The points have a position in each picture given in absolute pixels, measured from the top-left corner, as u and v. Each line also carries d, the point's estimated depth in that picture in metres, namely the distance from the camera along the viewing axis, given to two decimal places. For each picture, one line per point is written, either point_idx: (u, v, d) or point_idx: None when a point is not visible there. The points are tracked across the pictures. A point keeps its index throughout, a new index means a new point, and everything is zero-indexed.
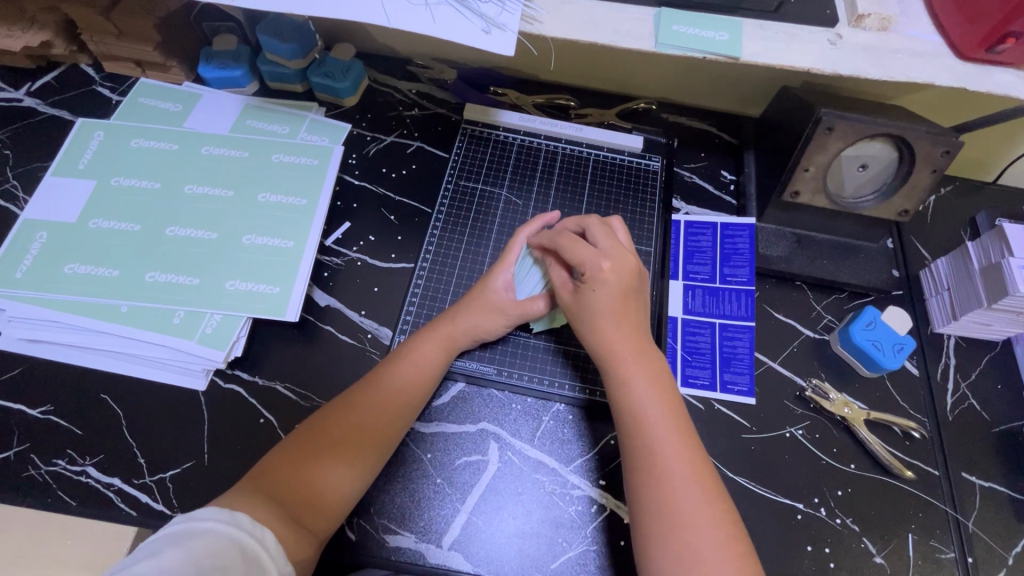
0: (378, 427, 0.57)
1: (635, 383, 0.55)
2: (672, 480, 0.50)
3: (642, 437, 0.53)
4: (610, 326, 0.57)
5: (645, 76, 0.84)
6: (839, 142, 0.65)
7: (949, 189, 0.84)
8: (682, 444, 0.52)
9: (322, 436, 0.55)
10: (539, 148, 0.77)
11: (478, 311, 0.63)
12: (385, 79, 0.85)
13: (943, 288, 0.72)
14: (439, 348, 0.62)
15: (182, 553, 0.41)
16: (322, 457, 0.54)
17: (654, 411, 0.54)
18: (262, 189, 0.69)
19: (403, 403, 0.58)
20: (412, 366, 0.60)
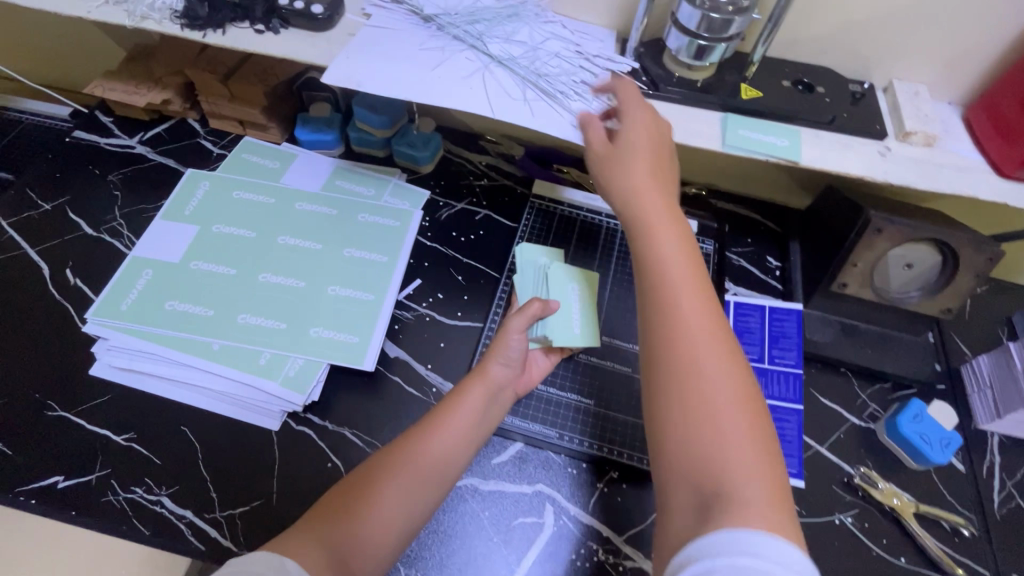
0: (428, 474, 0.55)
1: (666, 242, 0.54)
2: (704, 345, 0.47)
3: (673, 301, 0.50)
4: (662, 233, 0.54)
5: (697, 165, 0.91)
6: (886, 243, 0.70)
7: (984, 289, 0.88)
8: (720, 346, 0.48)
9: (370, 479, 0.53)
10: (600, 225, 0.83)
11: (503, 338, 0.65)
12: (458, 151, 0.93)
13: (985, 385, 0.74)
14: (482, 394, 0.62)
15: None
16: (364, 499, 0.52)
17: (685, 278, 0.51)
18: (348, 245, 0.75)
19: (452, 452, 0.57)
20: (461, 415, 0.59)
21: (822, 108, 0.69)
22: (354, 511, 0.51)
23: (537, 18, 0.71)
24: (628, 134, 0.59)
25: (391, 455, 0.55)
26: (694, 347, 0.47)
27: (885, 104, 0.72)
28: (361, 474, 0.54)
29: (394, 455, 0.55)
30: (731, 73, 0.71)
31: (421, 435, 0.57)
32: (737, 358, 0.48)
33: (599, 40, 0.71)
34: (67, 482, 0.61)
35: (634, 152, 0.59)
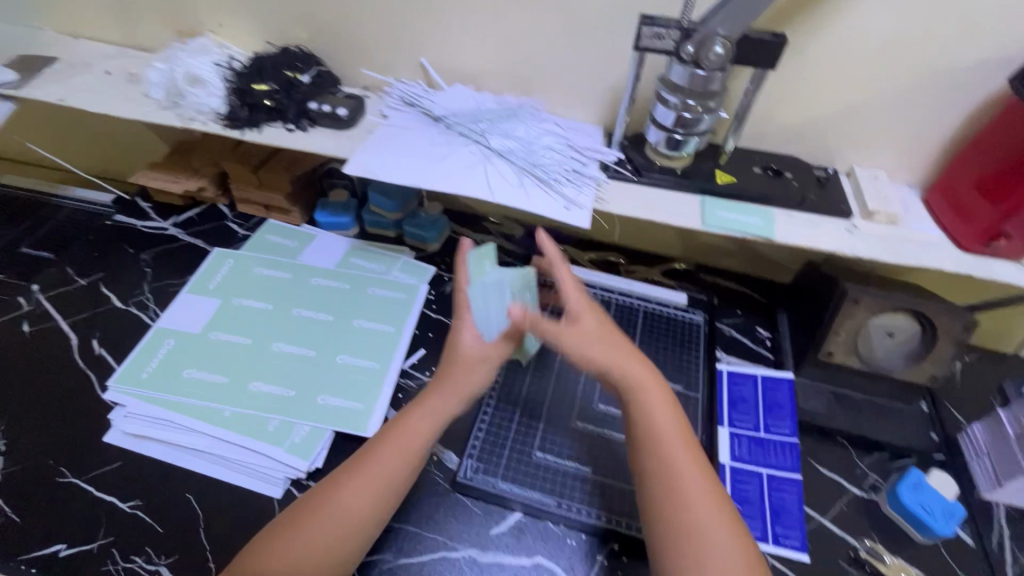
0: (357, 502, 0.56)
1: (655, 405, 0.61)
2: (692, 488, 0.56)
3: (661, 449, 0.58)
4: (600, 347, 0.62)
5: (685, 243, 0.98)
6: (865, 313, 0.74)
7: (972, 358, 0.91)
8: (692, 456, 0.58)
9: (293, 517, 0.56)
10: (595, 297, 0.88)
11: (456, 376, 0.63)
12: (463, 230, 1.01)
13: (982, 452, 0.75)
14: (428, 418, 0.62)
15: None
16: (285, 535, 0.54)
17: (674, 430, 0.60)
18: (357, 316, 0.80)
19: (377, 482, 0.58)
20: (401, 440, 0.60)
21: (792, 192, 0.76)
22: (276, 544, 0.54)
23: (533, 118, 0.80)
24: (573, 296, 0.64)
25: (325, 488, 0.57)
26: (682, 474, 0.57)
27: (849, 188, 0.79)
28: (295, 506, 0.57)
29: (329, 489, 0.57)
30: (706, 161, 0.79)
31: (353, 466, 0.59)
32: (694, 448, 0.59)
33: (588, 135, 0.81)
34: (70, 549, 0.61)
35: (564, 263, 0.67)
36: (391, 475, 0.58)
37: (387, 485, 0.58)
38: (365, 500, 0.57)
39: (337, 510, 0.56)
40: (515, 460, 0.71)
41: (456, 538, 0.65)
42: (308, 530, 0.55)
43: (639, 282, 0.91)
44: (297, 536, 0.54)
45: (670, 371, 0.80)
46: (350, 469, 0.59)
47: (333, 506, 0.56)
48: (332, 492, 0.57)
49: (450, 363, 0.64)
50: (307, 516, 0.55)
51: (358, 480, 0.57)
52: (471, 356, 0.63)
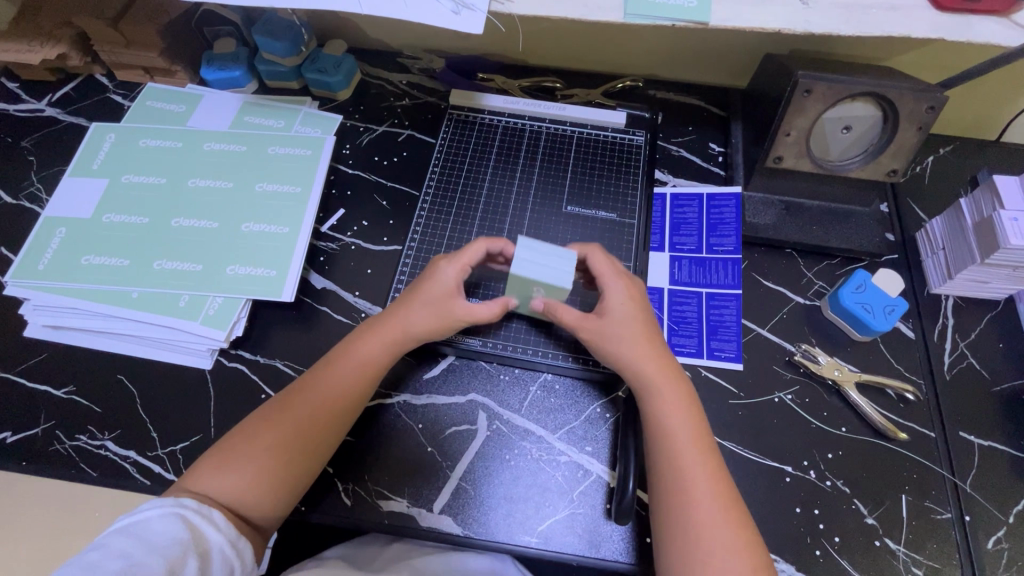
0: (312, 432, 0.56)
1: (672, 404, 0.57)
2: (697, 476, 0.53)
3: (674, 455, 0.55)
4: (640, 346, 0.59)
5: (630, 54, 0.85)
6: (819, 105, 0.64)
7: (948, 149, 0.83)
8: (714, 475, 0.54)
9: (233, 445, 0.55)
10: (523, 129, 0.78)
11: (420, 304, 0.62)
12: (377, 72, 0.89)
13: (938, 247, 0.70)
14: (379, 344, 0.61)
15: (131, 539, 0.45)
16: (227, 461, 0.54)
17: (689, 435, 0.56)
18: (260, 180, 0.74)
19: (342, 403, 0.58)
20: (350, 366, 0.60)
21: None
22: (229, 459, 0.54)
23: None
24: (613, 286, 0.62)
25: (272, 410, 0.57)
26: (694, 476, 0.53)
27: None
28: (246, 425, 0.57)
29: (274, 413, 0.57)
30: None
31: (303, 392, 0.58)
32: (710, 449, 0.56)
33: None
34: (15, 436, 0.63)
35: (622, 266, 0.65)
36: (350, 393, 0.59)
37: (347, 406, 0.58)
38: (327, 420, 0.57)
39: (284, 439, 0.55)
40: None
41: (390, 385, 0.66)
42: (256, 453, 0.54)
43: (573, 106, 0.79)
44: (239, 460, 0.54)
45: (601, 200, 0.73)
46: (279, 409, 0.57)
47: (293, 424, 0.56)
48: (277, 422, 0.56)
49: (396, 312, 0.62)
50: (262, 437, 0.55)
51: (313, 398, 0.58)
52: (435, 303, 0.61)
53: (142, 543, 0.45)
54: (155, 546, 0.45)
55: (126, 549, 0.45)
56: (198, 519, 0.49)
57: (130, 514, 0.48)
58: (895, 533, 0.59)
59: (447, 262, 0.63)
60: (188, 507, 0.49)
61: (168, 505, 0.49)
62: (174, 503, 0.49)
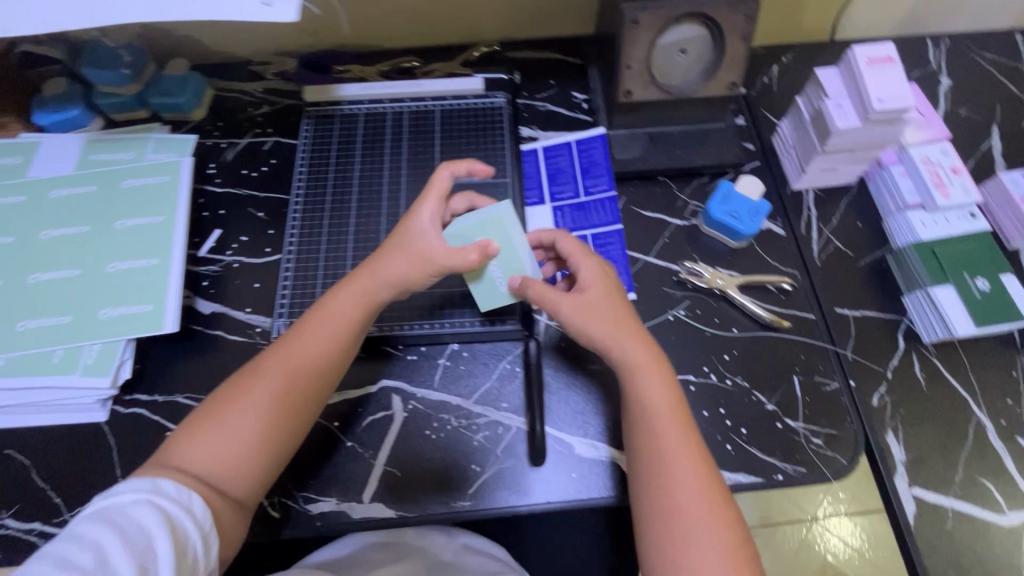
0: (295, 397, 0.54)
1: (636, 389, 0.55)
2: (676, 460, 0.52)
3: (650, 439, 0.53)
4: (600, 329, 0.57)
5: (478, 19, 0.85)
6: (649, 34, 0.67)
7: (789, 57, 0.88)
8: (693, 458, 0.52)
9: (204, 416, 0.52)
10: (385, 112, 0.77)
11: (399, 252, 0.58)
12: (229, 85, 0.86)
13: (790, 146, 0.76)
14: (352, 298, 0.58)
15: (101, 529, 0.41)
16: (200, 432, 0.51)
17: (667, 417, 0.54)
18: (119, 217, 0.70)
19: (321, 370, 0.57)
20: (333, 322, 0.58)
21: None
22: (199, 437, 0.51)
23: None
24: (586, 265, 0.60)
25: (238, 382, 0.54)
26: (671, 460, 0.52)
27: None
28: (219, 393, 0.54)
29: (252, 381, 0.54)
30: None
31: (282, 354, 0.56)
32: (688, 430, 0.54)
33: None
34: None
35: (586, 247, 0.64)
36: (337, 353, 0.57)
37: (328, 363, 0.57)
38: (306, 379, 0.55)
39: (262, 403, 0.53)
40: None
41: None
42: (234, 422, 0.52)
43: (430, 81, 0.79)
44: (220, 429, 0.51)
45: None
46: (250, 376, 0.55)
47: (278, 390, 0.54)
48: (239, 393, 0.53)
49: (366, 266, 0.60)
50: (236, 402, 0.53)
51: (287, 359, 0.55)
52: (412, 245, 0.58)
53: (117, 532, 0.42)
54: (132, 539, 0.42)
55: (100, 538, 0.41)
56: (168, 521, 0.44)
57: (104, 497, 0.45)
58: (793, 413, 0.64)
59: (422, 202, 0.60)
60: (166, 498, 0.45)
61: (152, 494, 0.45)
62: (150, 492, 0.45)
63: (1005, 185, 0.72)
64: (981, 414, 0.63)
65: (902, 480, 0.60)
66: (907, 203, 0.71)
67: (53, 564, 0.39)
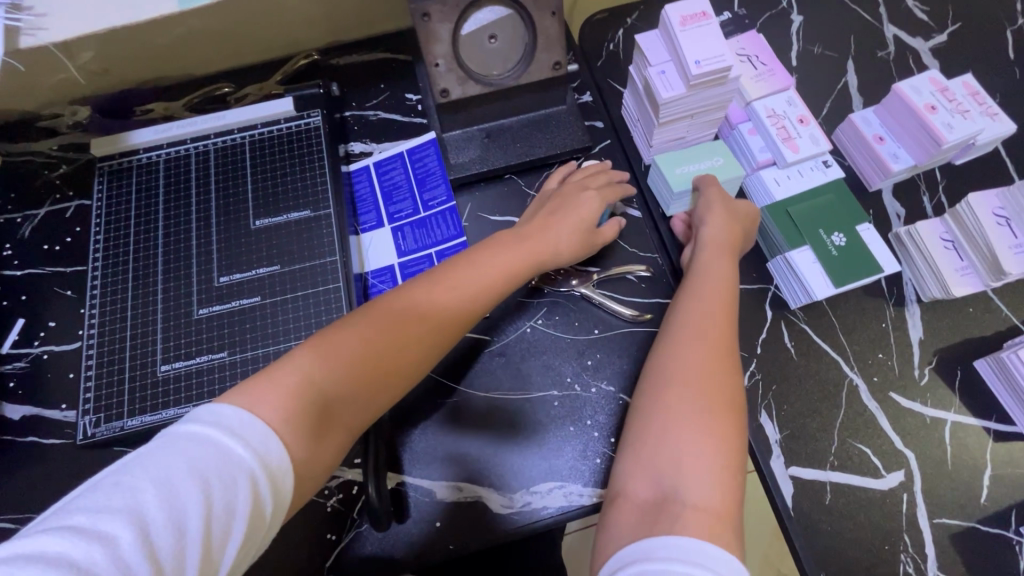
0: (389, 361, 0.48)
1: (693, 336, 0.52)
2: (688, 411, 0.48)
3: (670, 386, 0.50)
4: (716, 266, 0.58)
5: (285, 28, 0.76)
6: (447, 25, 0.60)
7: (636, 15, 0.81)
8: (720, 421, 0.47)
9: (350, 328, 0.48)
10: (188, 154, 0.68)
11: (562, 228, 0.61)
12: (19, 147, 0.76)
13: (635, 119, 0.71)
14: (514, 257, 0.57)
15: (161, 496, 0.33)
16: (327, 348, 0.46)
17: (702, 369, 0.50)
18: None
19: (471, 316, 0.54)
20: (480, 270, 0.55)
21: None
22: (323, 350, 0.46)
23: None
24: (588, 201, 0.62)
25: (422, 308, 0.51)
26: (687, 412, 0.48)
27: None
28: (343, 321, 0.49)
29: (425, 308, 0.51)
30: None
31: (431, 282, 0.53)
32: (730, 396, 0.49)
33: None
34: None
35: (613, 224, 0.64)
36: (482, 299, 0.54)
37: (456, 326, 0.53)
38: (434, 332, 0.51)
39: (364, 350, 0.47)
40: (135, 390, 0.58)
41: None
42: (357, 348, 0.47)
43: (235, 109, 0.70)
44: (318, 358, 0.45)
45: (292, 200, 0.66)
46: (386, 304, 0.51)
47: (397, 334, 0.49)
48: (419, 307, 0.51)
49: (534, 232, 0.60)
50: (344, 335, 0.47)
51: (446, 289, 0.53)
52: (547, 237, 0.60)
53: (158, 503, 0.33)
54: (180, 520, 0.33)
55: (138, 512, 0.32)
56: (266, 466, 0.37)
57: (208, 423, 0.37)
58: None
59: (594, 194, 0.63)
60: (244, 432, 0.37)
61: (222, 431, 0.37)
62: (226, 425, 0.37)
63: (856, 124, 0.69)
64: (853, 374, 0.61)
65: (778, 462, 0.57)
66: (758, 162, 0.67)
67: (105, 548, 0.30)
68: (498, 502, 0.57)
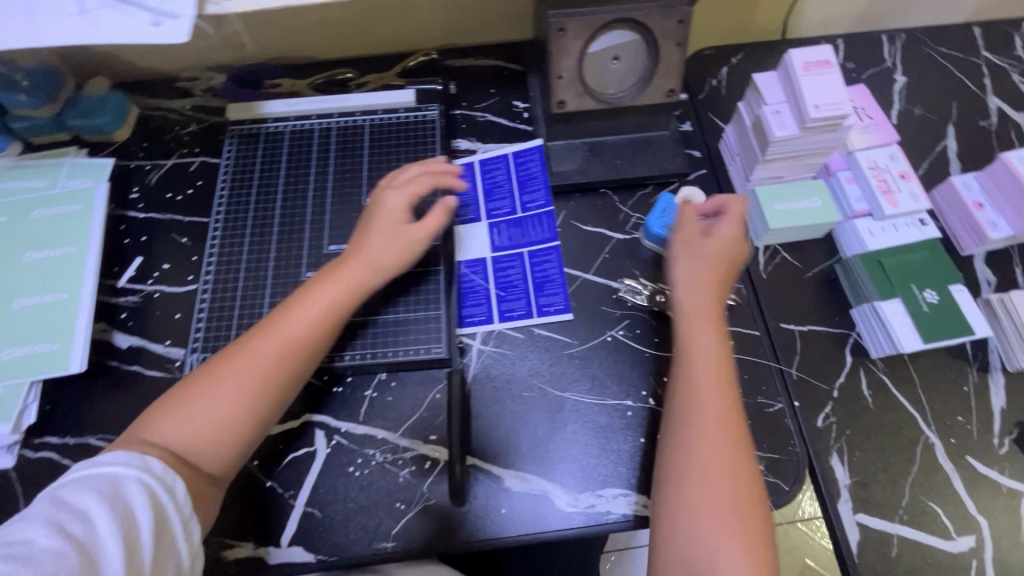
0: (262, 371, 0.52)
1: (709, 397, 0.54)
2: (706, 473, 0.50)
3: (687, 447, 0.52)
4: (700, 337, 0.57)
5: (413, 27, 0.82)
6: (578, 41, 0.64)
7: (740, 57, 0.85)
8: (733, 489, 0.50)
9: (211, 379, 0.52)
10: (311, 129, 0.73)
11: (390, 239, 0.60)
12: (156, 102, 0.82)
13: (735, 154, 0.73)
14: (336, 289, 0.57)
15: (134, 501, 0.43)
16: (184, 404, 0.51)
17: (718, 430, 0.52)
18: (27, 249, 0.66)
19: (317, 334, 0.55)
20: (283, 329, 0.55)
21: None
22: (219, 386, 0.52)
23: None
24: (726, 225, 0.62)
25: (219, 365, 0.53)
26: (703, 476, 0.50)
27: None
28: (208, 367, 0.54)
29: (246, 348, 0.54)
30: None
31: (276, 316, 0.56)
32: (745, 454, 0.51)
33: None
34: None
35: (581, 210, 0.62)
36: (306, 347, 0.55)
37: (304, 357, 0.55)
38: (281, 370, 0.53)
39: (231, 387, 0.52)
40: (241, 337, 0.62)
41: None
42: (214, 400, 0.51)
43: (360, 94, 0.76)
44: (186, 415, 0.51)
45: None
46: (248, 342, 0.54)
47: (243, 380, 0.52)
48: (236, 358, 0.53)
49: (382, 244, 0.60)
50: (216, 381, 0.52)
51: (264, 337, 0.54)
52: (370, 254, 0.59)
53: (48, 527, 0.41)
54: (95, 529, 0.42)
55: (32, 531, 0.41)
56: (162, 480, 0.46)
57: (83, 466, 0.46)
58: None
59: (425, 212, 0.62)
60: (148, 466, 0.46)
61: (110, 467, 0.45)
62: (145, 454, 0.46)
63: (956, 188, 0.70)
64: (930, 432, 0.61)
65: (846, 506, 0.58)
66: (854, 211, 0.68)
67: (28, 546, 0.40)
68: (564, 500, 0.59)
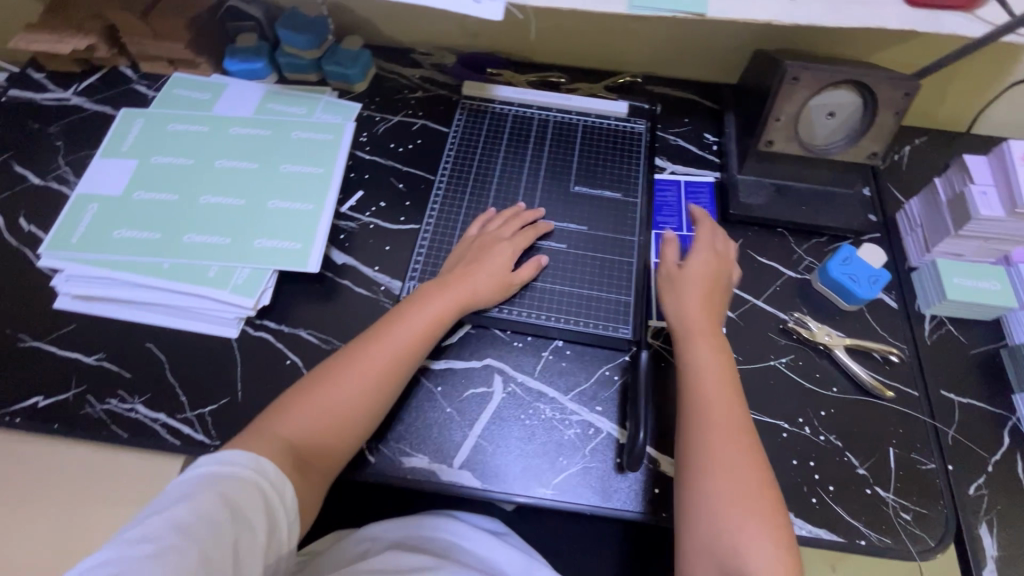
0: (366, 381, 0.59)
1: (721, 440, 0.56)
2: (745, 509, 0.52)
3: (716, 474, 0.54)
4: (710, 374, 0.60)
5: (629, 51, 0.91)
6: (805, 92, 0.70)
7: (923, 140, 0.90)
8: (766, 528, 0.52)
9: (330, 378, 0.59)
10: (532, 117, 0.83)
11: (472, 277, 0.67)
12: (391, 67, 0.94)
13: (916, 225, 0.76)
14: (428, 311, 0.64)
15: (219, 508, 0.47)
16: (302, 406, 0.57)
17: (729, 469, 0.54)
18: (284, 161, 0.78)
19: (407, 346, 0.62)
20: (390, 333, 0.62)
21: None
22: (327, 389, 0.58)
23: None
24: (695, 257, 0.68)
25: (343, 358, 0.60)
26: (744, 509, 0.52)
27: None
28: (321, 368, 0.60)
29: (356, 352, 0.61)
30: None
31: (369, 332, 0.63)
32: (767, 499, 0.53)
33: None
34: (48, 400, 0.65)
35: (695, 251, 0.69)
36: (402, 356, 0.61)
37: (394, 368, 0.61)
38: (387, 369, 0.60)
39: (331, 395, 0.58)
40: None
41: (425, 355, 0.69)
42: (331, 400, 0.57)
43: (578, 97, 0.85)
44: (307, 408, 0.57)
45: (607, 181, 0.78)
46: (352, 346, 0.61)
47: (361, 385, 0.59)
48: (355, 357, 0.60)
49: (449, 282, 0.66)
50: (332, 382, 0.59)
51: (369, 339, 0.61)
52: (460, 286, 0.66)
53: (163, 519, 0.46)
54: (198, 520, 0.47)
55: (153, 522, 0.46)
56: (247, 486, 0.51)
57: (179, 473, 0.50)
58: (885, 482, 0.63)
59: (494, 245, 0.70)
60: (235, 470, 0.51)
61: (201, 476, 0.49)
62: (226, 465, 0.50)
63: None
64: None
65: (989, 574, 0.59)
66: None
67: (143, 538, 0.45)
68: None
